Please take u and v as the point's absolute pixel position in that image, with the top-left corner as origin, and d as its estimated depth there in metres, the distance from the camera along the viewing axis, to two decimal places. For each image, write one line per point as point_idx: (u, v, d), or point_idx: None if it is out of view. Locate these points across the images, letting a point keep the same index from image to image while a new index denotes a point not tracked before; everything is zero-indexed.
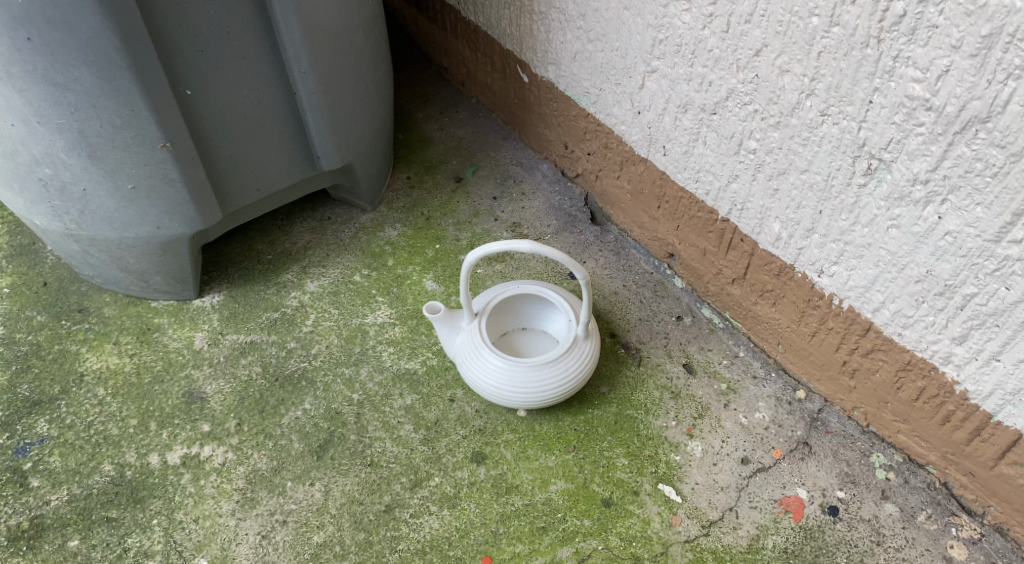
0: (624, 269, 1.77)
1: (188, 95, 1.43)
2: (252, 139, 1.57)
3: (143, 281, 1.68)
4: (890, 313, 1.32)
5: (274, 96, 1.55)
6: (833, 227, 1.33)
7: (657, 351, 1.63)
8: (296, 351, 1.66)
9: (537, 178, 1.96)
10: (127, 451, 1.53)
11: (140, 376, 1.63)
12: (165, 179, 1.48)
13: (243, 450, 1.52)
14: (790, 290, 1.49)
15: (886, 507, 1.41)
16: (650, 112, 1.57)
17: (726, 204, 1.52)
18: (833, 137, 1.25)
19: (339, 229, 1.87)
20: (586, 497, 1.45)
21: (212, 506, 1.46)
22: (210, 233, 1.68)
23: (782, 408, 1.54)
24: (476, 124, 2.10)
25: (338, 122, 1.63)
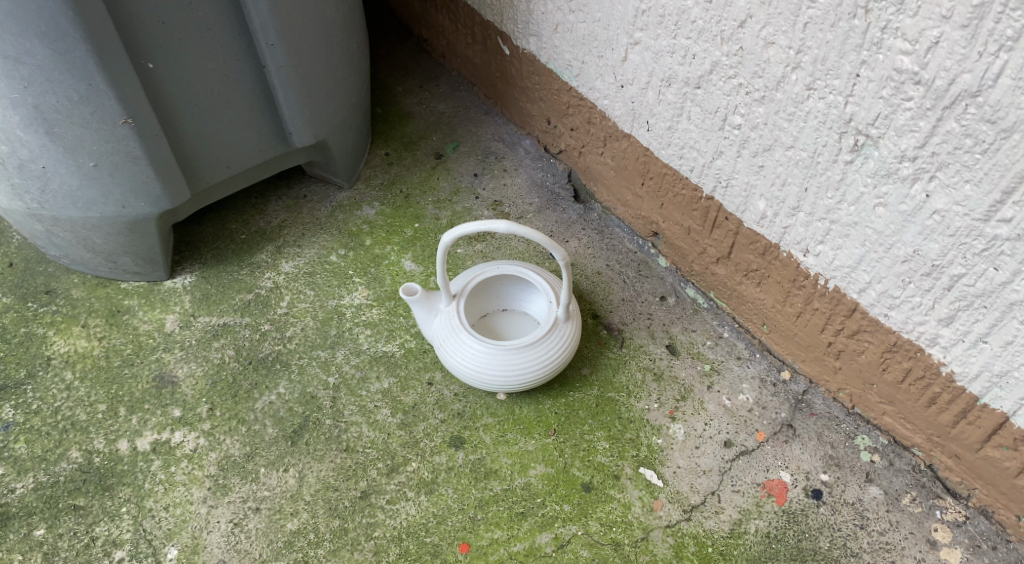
0: (608, 249, 1.73)
1: (150, 69, 1.38)
2: (220, 114, 1.52)
3: (112, 261, 1.64)
4: (876, 294, 1.29)
5: (243, 70, 1.49)
6: (819, 206, 1.30)
7: (640, 333, 1.59)
8: (270, 333, 1.62)
9: (519, 154, 1.92)
10: (95, 438, 1.49)
11: (109, 359, 1.59)
12: (129, 156, 1.42)
13: (216, 436, 1.49)
14: (776, 269, 1.45)
15: (870, 490, 1.39)
16: (633, 86, 1.52)
17: (710, 181, 1.48)
18: (819, 112, 1.21)
19: (315, 208, 1.82)
20: (566, 481, 1.42)
21: (183, 494, 1.42)
22: (180, 212, 1.63)
23: (766, 390, 1.51)
24: (456, 98, 2.05)
25: (311, 97, 1.58)
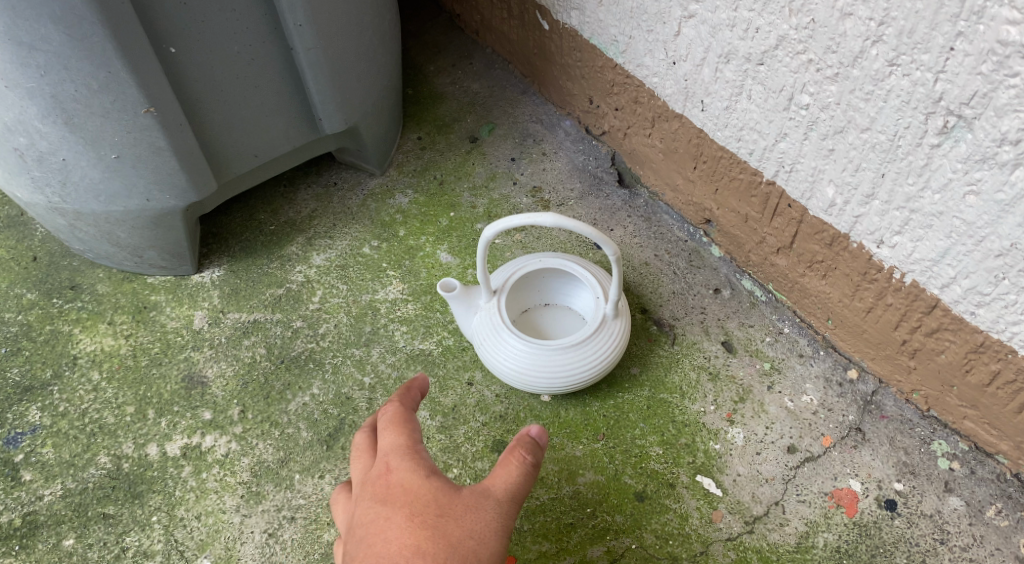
0: (656, 237, 1.62)
1: (172, 54, 1.29)
2: (247, 101, 1.43)
3: (137, 255, 1.56)
4: (962, 290, 1.18)
5: (270, 53, 1.39)
6: (897, 193, 1.18)
7: (694, 328, 1.49)
8: (302, 331, 1.54)
9: (559, 136, 1.81)
10: (124, 442, 1.42)
11: (137, 359, 1.52)
12: (152, 147, 1.34)
13: (248, 440, 1.41)
14: (844, 261, 1.34)
15: (950, 501, 1.28)
16: (687, 63, 1.41)
17: (772, 165, 1.36)
18: (902, 91, 1.10)
19: (347, 196, 1.73)
20: (617, 490, 1.33)
21: (215, 502, 1.35)
22: (206, 204, 1.55)
23: (831, 391, 1.40)
24: (492, 77, 1.94)
25: (342, 81, 1.48)
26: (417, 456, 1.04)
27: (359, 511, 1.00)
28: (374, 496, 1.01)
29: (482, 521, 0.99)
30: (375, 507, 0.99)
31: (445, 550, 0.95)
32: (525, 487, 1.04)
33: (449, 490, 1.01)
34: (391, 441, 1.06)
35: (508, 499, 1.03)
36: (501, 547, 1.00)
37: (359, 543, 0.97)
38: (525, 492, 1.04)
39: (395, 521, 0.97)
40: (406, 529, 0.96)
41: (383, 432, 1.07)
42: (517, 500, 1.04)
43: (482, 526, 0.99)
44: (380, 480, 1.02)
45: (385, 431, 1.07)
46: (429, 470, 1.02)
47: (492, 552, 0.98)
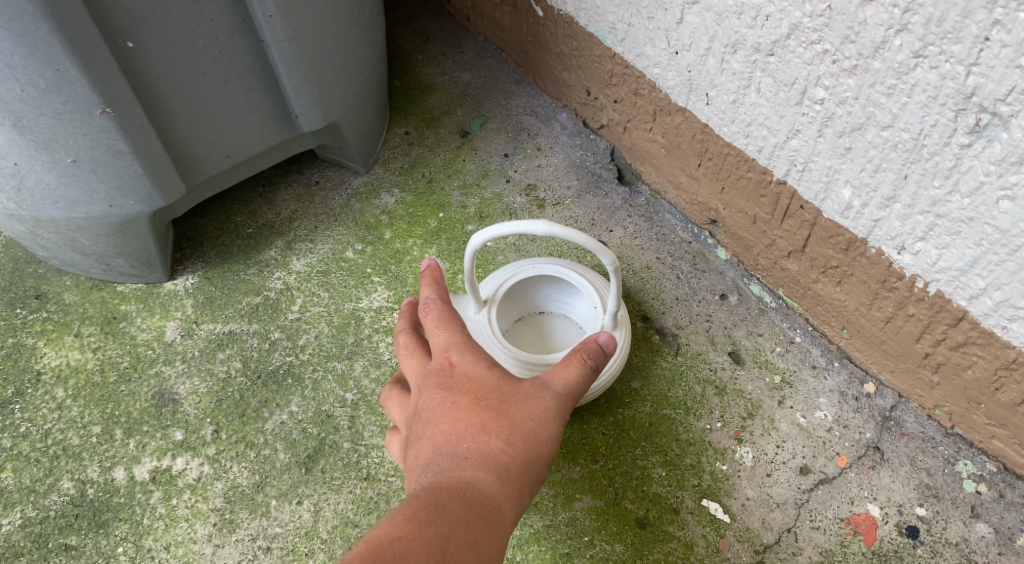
0: (658, 239, 1.52)
1: (129, 48, 1.18)
2: (215, 97, 1.32)
3: (104, 262, 1.46)
4: (993, 303, 1.08)
5: (238, 46, 1.29)
6: (921, 196, 1.08)
7: (698, 338, 1.39)
8: (281, 343, 1.44)
9: (555, 130, 1.70)
10: (88, 466, 1.33)
11: (104, 374, 1.42)
12: (111, 150, 1.24)
13: (221, 462, 1.32)
14: (861, 268, 1.23)
15: (976, 528, 1.20)
16: (691, 52, 1.29)
17: (783, 164, 1.25)
18: (929, 85, 1.00)
19: (329, 196, 1.63)
20: (618, 517, 1.24)
21: (186, 531, 1.27)
22: (176, 207, 1.45)
23: (847, 406, 1.31)
24: (483, 66, 1.83)
25: (318, 75, 1.38)
26: (472, 348, 1.05)
27: (424, 396, 1.03)
28: (434, 383, 1.03)
29: (543, 404, 1.02)
30: (438, 393, 1.02)
31: (508, 428, 0.99)
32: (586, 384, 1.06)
33: (509, 381, 1.03)
34: (444, 337, 1.06)
35: (568, 392, 1.05)
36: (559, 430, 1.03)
37: (425, 424, 1.01)
38: (583, 392, 1.06)
39: (457, 404, 1.00)
40: (470, 412, 1.00)
41: (433, 327, 1.07)
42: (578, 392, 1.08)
43: (541, 413, 1.01)
44: (440, 369, 1.04)
45: (437, 326, 1.07)
46: (487, 360, 1.04)
47: (551, 436, 1.01)
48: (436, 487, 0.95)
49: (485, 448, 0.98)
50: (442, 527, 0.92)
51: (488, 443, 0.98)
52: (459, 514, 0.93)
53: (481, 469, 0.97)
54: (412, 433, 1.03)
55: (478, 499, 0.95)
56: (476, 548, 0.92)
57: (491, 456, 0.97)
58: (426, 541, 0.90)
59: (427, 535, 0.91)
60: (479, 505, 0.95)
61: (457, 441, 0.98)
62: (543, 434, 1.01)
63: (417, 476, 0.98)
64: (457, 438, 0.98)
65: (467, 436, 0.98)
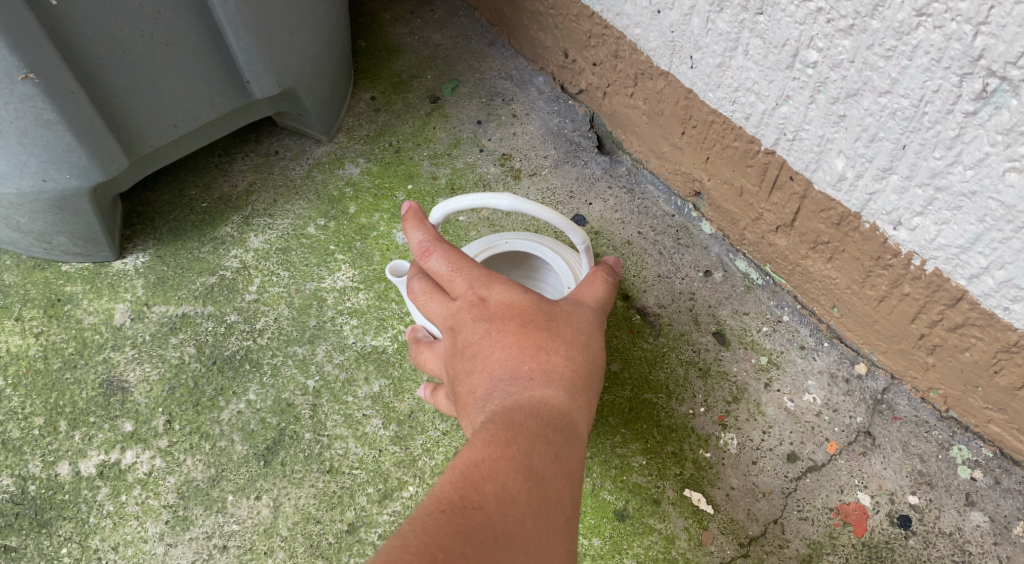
0: (639, 211, 1.43)
1: (54, 7, 1.07)
2: (157, 61, 1.21)
3: (45, 241, 1.36)
4: (995, 282, 1.01)
5: (179, 5, 1.18)
6: (921, 168, 1.00)
7: (681, 317, 1.31)
8: (238, 326, 1.35)
9: (531, 95, 1.60)
10: (30, 461, 1.24)
11: (47, 361, 1.32)
12: (40, 120, 1.14)
13: (174, 455, 1.24)
14: (854, 244, 1.15)
15: (971, 517, 1.14)
16: (673, 12, 1.20)
17: (771, 132, 1.17)
18: (933, 46, 0.91)
19: (289, 166, 1.53)
20: (595, 509, 1.17)
21: (136, 529, 1.19)
22: (121, 180, 1.34)
23: (837, 389, 1.24)
24: (454, 26, 1.72)
25: (270, 37, 1.27)
26: (499, 277, 0.99)
27: (462, 333, 0.97)
28: (473, 317, 0.97)
29: (585, 316, 1.00)
30: (479, 325, 0.96)
31: (563, 343, 0.96)
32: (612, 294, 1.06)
33: (547, 300, 1.00)
34: (469, 272, 0.99)
35: (600, 303, 1.03)
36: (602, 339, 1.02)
37: (472, 358, 0.96)
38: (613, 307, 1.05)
39: (502, 331, 0.95)
40: (521, 336, 0.95)
41: (447, 265, 0.99)
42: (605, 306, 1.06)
43: (587, 326, 0.99)
44: (473, 304, 0.98)
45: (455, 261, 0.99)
46: (517, 285, 0.99)
47: (601, 346, 1.00)
48: (505, 414, 0.91)
49: (545, 365, 0.94)
50: (524, 444, 0.88)
51: (548, 360, 0.94)
52: (537, 431, 0.90)
53: (545, 387, 0.93)
54: (456, 372, 0.98)
55: (551, 414, 0.92)
56: (563, 459, 0.89)
57: (555, 371, 0.94)
58: (512, 460, 0.87)
59: (511, 454, 0.87)
60: (553, 419, 0.92)
61: (517, 365, 0.94)
62: (593, 343, 0.99)
63: (478, 409, 0.93)
64: (514, 362, 0.94)
65: (524, 357, 0.94)
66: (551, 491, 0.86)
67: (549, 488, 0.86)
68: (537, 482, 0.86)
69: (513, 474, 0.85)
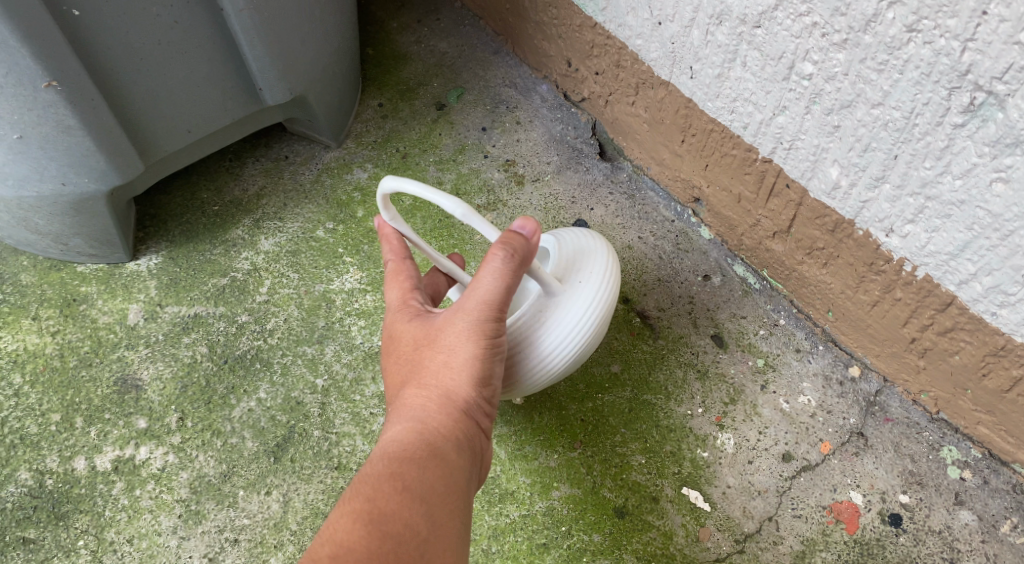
0: (640, 217, 1.47)
1: (76, 18, 1.11)
2: (173, 69, 1.25)
3: (62, 243, 1.40)
4: (982, 288, 1.05)
5: (196, 15, 1.22)
6: (912, 177, 1.04)
7: (680, 320, 1.35)
8: (248, 326, 1.39)
9: (535, 103, 1.64)
10: (47, 456, 1.28)
11: (63, 359, 1.36)
12: (61, 126, 1.17)
13: (186, 452, 1.28)
14: (848, 250, 1.19)
15: (960, 515, 1.17)
16: (674, 23, 1.23)
17: (768, 141, 1.21)
18: (922, 61, 0.95)
19: (299, 171, 1.57)
20: (595, 506, 1.21)
21: (149, 523, 1.22)
22: (136, 184, 1.38)
23: (831, 391, 1.28)
24: (460, 35, 1.76)
25: (283, 46, 1.31)
26: (399, 314, 1.07)
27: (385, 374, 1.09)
28: (386, 353, 1.08)
29: (460, 324, 1.01)
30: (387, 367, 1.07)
31: (424, 375, 1.01)
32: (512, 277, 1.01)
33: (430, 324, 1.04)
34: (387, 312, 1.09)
35: (483, 298, 1.01)
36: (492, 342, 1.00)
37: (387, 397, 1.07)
38: (508, 301, 1.02)
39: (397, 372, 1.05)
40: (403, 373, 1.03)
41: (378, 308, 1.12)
42: (511, 292, 1.02)
43: (450, 342, 1.01)
44: (387, 345, 1.08)
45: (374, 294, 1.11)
46: (415, 316, 1.06)
47: (468, 359, 1.00)
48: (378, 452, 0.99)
49: (418, 397, 1.01)
50: (361, 481, 0.95)
51: (416, 398, 1.01)
52: (379, 465, 0.96)
53: (413, 419, 1.00)
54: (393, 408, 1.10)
55: (407, 445, 0.98)
56: (392, 486, 0.94)
57: (415, 409, 1.01)
58: (355, 497, 0.94)
59: (351, 493, 0.95)
60: (403, 450, 0.97)
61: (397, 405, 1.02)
62: (462, 360, 1.00)
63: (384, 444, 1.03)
64: (398, 403, 1.03)
65: (404, 396, 1.02)
66: (384, 519, 0.91)
67: (378, 517, 0.91)
68: (367, 515, 0.91)
69: (343, 511, 0.93)
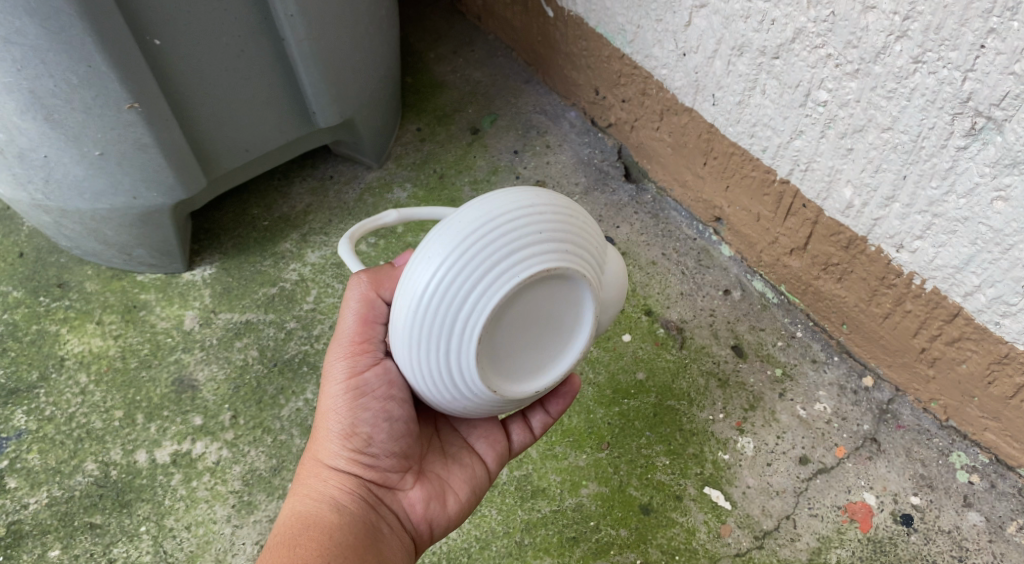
0: (664, 235, 1.56)
1: (157, 45, 1.22)
2: (237, 93, 1.36)
3: (126, 253, 1.50)
4: (986, 299, 1.13)
5: (260, 44, 1.33)
6: (919, 196, 1.12)
7: (702, 332, 1.43)
8: (296, 332, 1.48)
9: (564, 128, 1.74)
10: (112, 448, 1.37)
11: (125, 360, 1.46)
12: (137, 144, 1.28)
13: (239, 447, 1.37)
14: (861, 265, 1.27)
15: (969, 516, 1.24)
16: (698, 54, 1.33)
17: (786, 163, 1.29)
18: (928, 89, 1.04)
19: (343, 190, 1.67)
20: (622, 503, 1.28)
21: (206, 512, 1.32)
22: (196, 200, 1.49)
23: (846, 398, 1.35)
24: (493, 64, 1.86)
25: (336, 73, 1.42)
26: None
27: None
28: None
29: (331, 363, 1.09)
30: None
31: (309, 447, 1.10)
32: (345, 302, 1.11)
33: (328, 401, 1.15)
34: None
35: (342, 333, 1.10)
36: (344, 373, 1.08)
37: None
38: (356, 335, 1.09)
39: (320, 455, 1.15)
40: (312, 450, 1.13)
41: None
42: (370, 322, 1.09)
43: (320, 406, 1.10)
44: None
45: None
46: None
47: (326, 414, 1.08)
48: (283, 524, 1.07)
49: (304, 467, 1.09)
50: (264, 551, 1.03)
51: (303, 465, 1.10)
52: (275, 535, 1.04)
53: (304, 494, 1.07)
54: None
55: (294, 516, 1.04)
56: (274, 548, 1.00)
57: (303, 477, 1.09)
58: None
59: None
60: (285, 527, 1.03)
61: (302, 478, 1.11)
62: (329, 409, 1.08)
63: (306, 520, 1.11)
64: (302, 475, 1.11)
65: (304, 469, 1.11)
66: None
67: None
68: None
69: None
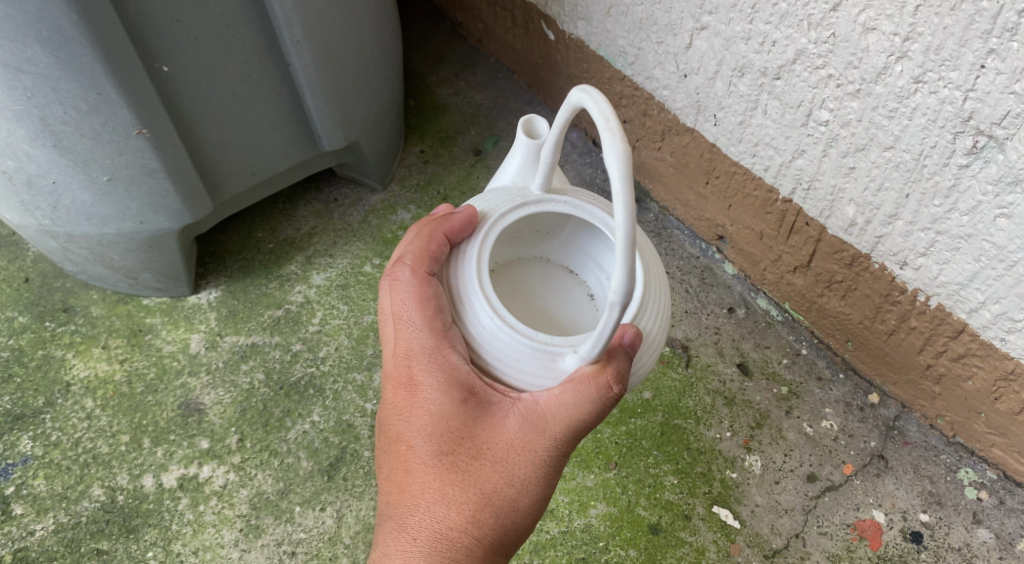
0: (667, 253, 1.56)
1: (164, 72, 1.24)
2: (243, 118, 1.37)
3: (131, 277, 1.51)
4: (991, 315, 1.14)
5: (266, 69, 1.34)
6: (922, 214, 1.13)
7: (707, 350, 1.43)
8: (302, 355, 1.48)
9: (566, 149, 1.75)
10: (118, 473, 1.37)
11: (131, 385, 1.46)
12: (145, 169, 1.29)
13: (246, 470, 1.37)
14: (865, 282, 1.28)
15: (978, 533, 1.24)
16: (699, 76, 1.35)
17: (789, 183, 1.31)
18: (929, 109, 1.05)
19: (347, 212, 1.68)
20: (631, 522, 1.28)
21: (213, 536, 1.32)
22: (202, 223, 1.50)
23: (852, 415, 1.35)
24: (495, 87, 1.88)
25: (341, 97, 1.43)
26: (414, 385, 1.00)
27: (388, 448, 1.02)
28: (395, 432, 1.01)
29: (539, 442, 0.96)
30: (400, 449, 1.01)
31: (444, 494, 0.98)
32: (591, 400, 0.93)
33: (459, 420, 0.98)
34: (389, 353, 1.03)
35: (577, 424, 0.95)
36: (549, 469, 0.98)
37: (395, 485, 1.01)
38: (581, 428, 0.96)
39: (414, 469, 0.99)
40: (424, 479, 0.98)
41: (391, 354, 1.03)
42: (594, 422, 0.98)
43: (487, 466, 0.97)
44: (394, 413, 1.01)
45: (398, 330, 1.01)
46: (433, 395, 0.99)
47: (501, 487, 0.97)
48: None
49: (430, 523, 0.98)
50: None
51: (431, 513, 0.98)
52: None
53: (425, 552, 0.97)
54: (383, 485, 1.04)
55: None
56: None
57: (429, 530, 0.98)
58: None
59: None
60: None
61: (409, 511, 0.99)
62: (502, 484, 0.97)
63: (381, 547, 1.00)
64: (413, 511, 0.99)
65: (418, 505, 0.99)
66: None
67: None
68: None
69: None
